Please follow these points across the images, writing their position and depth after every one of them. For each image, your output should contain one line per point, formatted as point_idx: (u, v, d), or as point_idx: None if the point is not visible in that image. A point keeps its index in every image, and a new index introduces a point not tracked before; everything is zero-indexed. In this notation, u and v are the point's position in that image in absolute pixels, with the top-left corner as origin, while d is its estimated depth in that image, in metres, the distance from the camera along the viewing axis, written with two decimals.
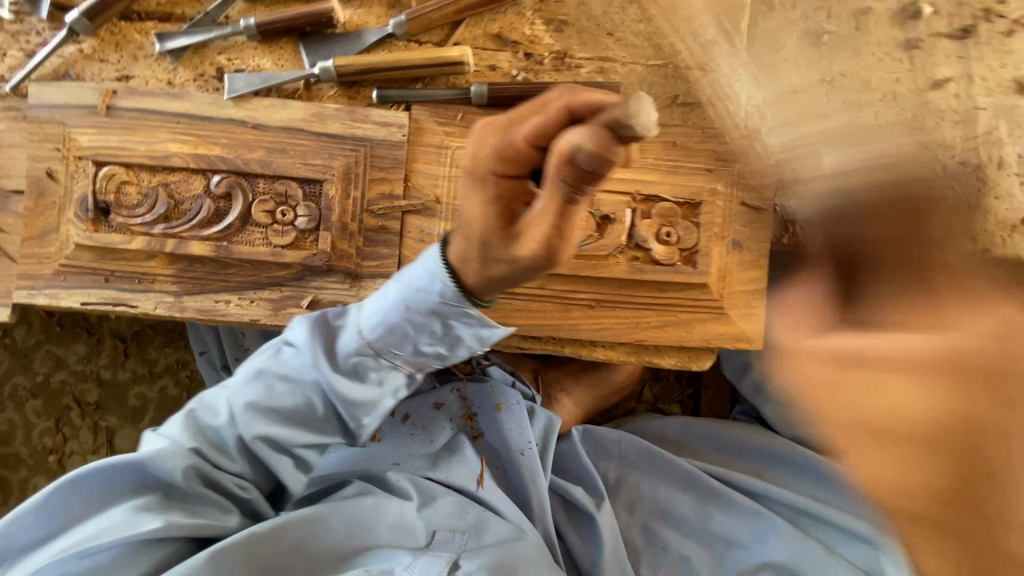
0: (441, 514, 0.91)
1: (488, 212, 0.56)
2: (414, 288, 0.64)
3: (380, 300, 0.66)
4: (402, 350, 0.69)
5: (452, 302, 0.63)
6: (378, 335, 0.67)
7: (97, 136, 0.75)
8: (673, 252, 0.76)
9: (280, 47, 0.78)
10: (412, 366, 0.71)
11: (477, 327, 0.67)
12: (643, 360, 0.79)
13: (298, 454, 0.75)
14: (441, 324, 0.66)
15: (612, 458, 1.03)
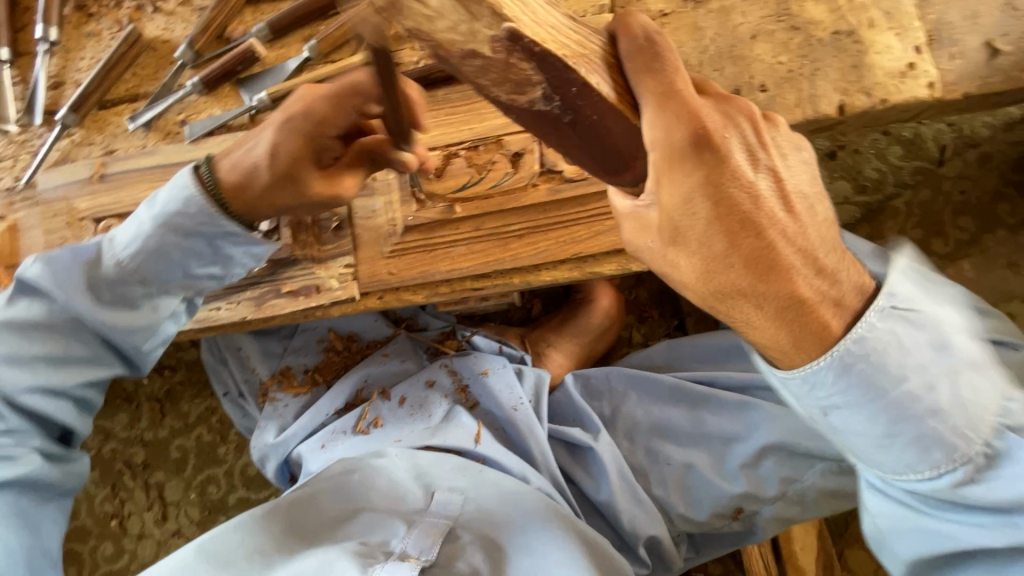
0: (443, 473, 0.93)
1: (274, 152, 0.77)
2: (169, 209, 0.79)
3: (138, 224, 0.80)
4: (172, 275, 0.83)
5: (216, 223, 0.80)
6: (139, 257, 0.80)
7: (94, 199, 0.91)
8: (583, 168, 0.85)
9: (225, 94, 0.94)
10: (186, 290, 0.85)
11: (245, 246, 0.83)
12: (585, 273, 0.86)
13: (77, 395, 0.86)
14: (209, 246, 0.82)
15: (605, 396, 1.08)
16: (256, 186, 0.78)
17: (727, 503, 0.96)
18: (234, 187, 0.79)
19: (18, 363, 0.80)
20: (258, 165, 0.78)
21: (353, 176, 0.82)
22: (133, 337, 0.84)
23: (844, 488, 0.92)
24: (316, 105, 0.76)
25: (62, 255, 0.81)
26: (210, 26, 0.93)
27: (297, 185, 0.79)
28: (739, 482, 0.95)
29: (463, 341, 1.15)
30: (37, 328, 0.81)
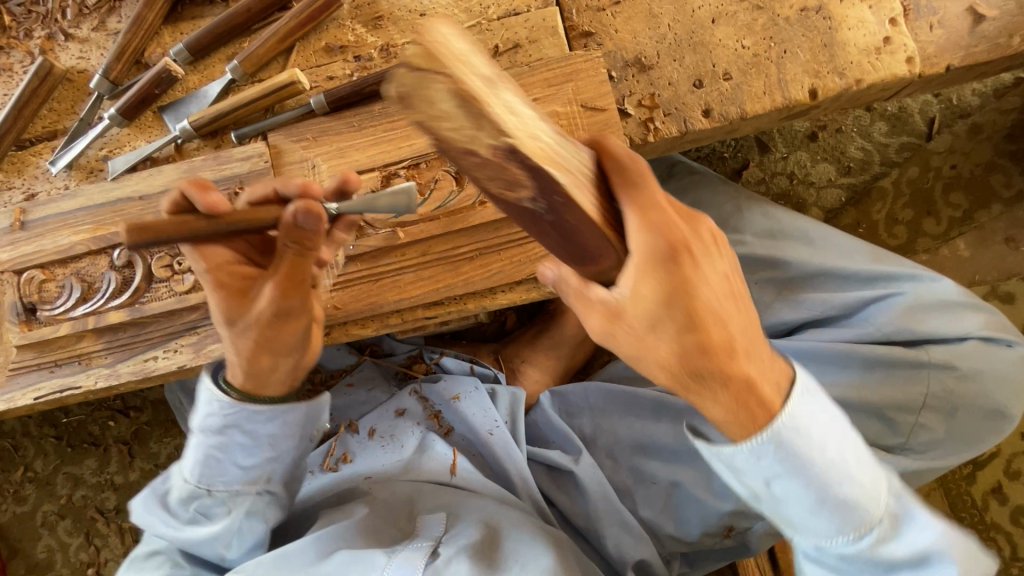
0: (419, 505, 0.89)
1: (222, 315, 0.67)
2: (218, 448, 0.72)
3: (189, 455, 0.73)
4: (231, 475, 0.74)
5: (239, 408, 0.71)
6: (195, 473, 0.73)
7: (14, 249, 0.84)
8: None
9: (148, 124, 0.87)
10: (253, 486, 0.75)
11: (281, 415, 0.73)
12: (546, 293, 0.79)
13: None
14: (244, 433, 0.72)
15: (584, 412, 1.02)
16: (238, 354, 0.69)
17: (717, 521, 0.91)
18: (231, 368, 0.72)
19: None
20: (229, 344, 0.69)
21: (294, 281, 0.64)
22: (217, 548, 0.75)
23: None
24: (209, 254, 0.66)
25: (139, 498, 0.76)
26: (124, 52, 0.86)
27: (261, 330, 0.66)
28: (729, 499, 0.89)
29: (433, 364, 1.08)
30: (150, 555, 0.80)
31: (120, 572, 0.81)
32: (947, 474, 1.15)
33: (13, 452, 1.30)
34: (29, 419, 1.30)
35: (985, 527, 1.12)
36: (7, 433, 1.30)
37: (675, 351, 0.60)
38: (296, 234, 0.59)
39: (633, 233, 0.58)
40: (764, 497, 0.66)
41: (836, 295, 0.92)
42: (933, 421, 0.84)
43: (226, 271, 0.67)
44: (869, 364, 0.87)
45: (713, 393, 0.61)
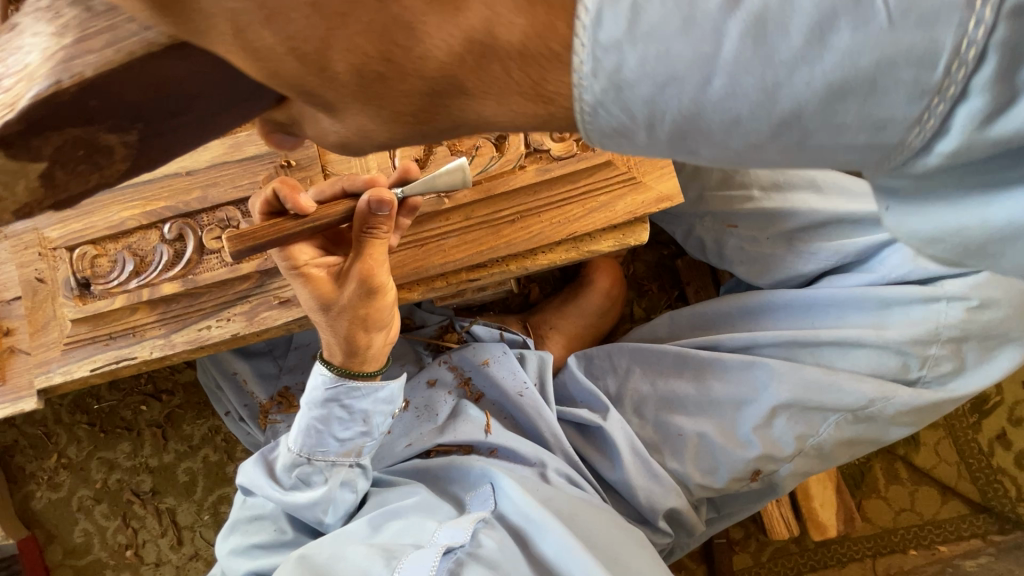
0: (461, 476, 0.94)
1: (313, 302, 0.75)
2: (317, 420, 0.83)
3: (294, 426, 0.85)
4: (330, 446, 0.86)
5: (341, 384, 0.82)
6: (302, 443, 0.85)
7: (64, 226, 0.87)
8: (570, 145, 0.82)
9: None
10: (349, 456, 0.88)
11: (374, 393, 0.84)
12: (584, 253, 0.84)
13: None
14: (344, 409, 0.84)
15: (609, 373, 1.06)
16: (334, 333, 0.79)
17: (745, 467, 0.93)
18: (328, 346, 0.82)
19: (247, 554, 0.89)
20: (323, 327, 0.79)
21: (376, 261, 0.74)
22: (317, 513, 0.86)
23: (858, 435, 0.93)
24: (295, 252, 0.74)
25: (252, 464, 0.90)
26: None
27: (351, 307, 0.76)
28: (754, 445, 0.92)
29: (463, 332, 1.10)
30: (255, 518, 0.92)
31: (227, 536, 0.93)
32: (954, 423, 1.21)
33: (46, 440, 1.31)
34: (60, 407, 1.32)
35: (992, 471, 1.19)
36: (39, 421, 1.31)
37: (455, 51, 0.37)
38: (374, 220, 0.69)
39: (278, 24, 0.37)
40: (683, 109, 0.34)
41: (849, 241, 0.98)
42: (950, 351, 0.89)
43: (310, 264, 0.75)
44: (885, 303, 0.93)
45: (525, 72, 0.37)
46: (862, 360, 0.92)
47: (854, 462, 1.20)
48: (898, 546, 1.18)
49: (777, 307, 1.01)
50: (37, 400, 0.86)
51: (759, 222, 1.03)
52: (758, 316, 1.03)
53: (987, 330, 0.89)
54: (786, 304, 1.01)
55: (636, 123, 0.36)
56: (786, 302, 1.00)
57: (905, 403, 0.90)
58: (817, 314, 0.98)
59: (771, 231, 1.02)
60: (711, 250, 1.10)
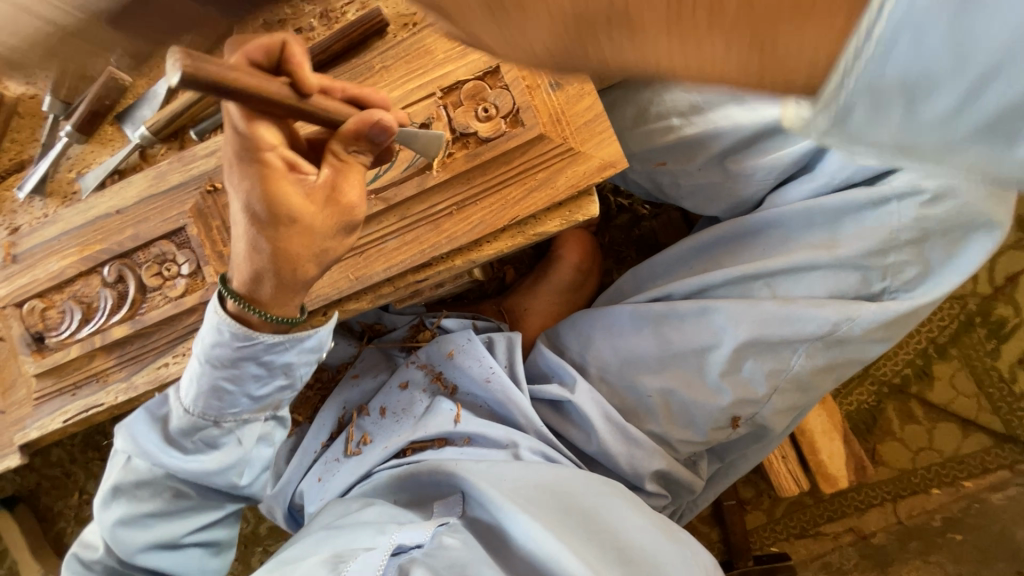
0: (432, 476, 0.89)
1: (261, 209, 0.62)
2: (225, 375, 0.72)
3: (193, 379, 0.74)
4: (242, 406, 0.76)
5: (257, 338, 0.70)
6: (206, 405, 0.75)
7: (12, 283, 0.86)
8: (497, 124, 0.76)
9: (109, 137, 0.88)
10: (264, 411, 0.79)
11: (293, 347, 0.74)
12: (531, 237, 0.78)
13: (191, 538, 0.87)
14: (259, 365, 0.73)
15: (572, 342, 1.00)
16: (273, 254, 0.63)
17: (722, 415, 0.88)
18: (256, 271, 0.66)
19: (143, 521, 0.82)
20: (256, 241, 0.64)
21: (350, 188, 0.64)
22: (231, 476, 0.82)
23: (836, 360, 0.86)
24: (260, 131, 0.60)
25: (135, 419, 0.80)
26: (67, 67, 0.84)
27: (308, 225, 0.63)
28: (725, 392, 0.87)
29: (434, 328, 1.07)
30: (141, 485, 0.81)
31: (106, 506, 0.82)
32: (970, 352, 1.13)
33: (65, 479, 1.36)
34: (73, 447, 1.36)
35: (1015, 399, 1.11)
36: (56, 462, 1.36)
37: None
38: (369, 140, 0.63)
39: None
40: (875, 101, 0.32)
41: (785, 151, 0.86)
42: (911, 255, 0.81)
43: (273, 152, 0.62)
44: (835, 216, 0.84)
45: None
46: (819, 283, 0.85)
47: (863, 406, 1.14)
48: (920, 487, 1.13)
49: (726, 241, 0.93)
50: (19, 456, 0.87)
51: (686, 153, 0.91)
52: (715, 255, 0.94)
53: (950, 223, 0.78)
54: (737, 236, 0.92)
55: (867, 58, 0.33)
56: (727, 235, 0.93)
57: (871, 321, 0.82)
58: (767, 241, 0.90)
59: (700, 158, 0.90)
60: (650, 187, 1.00)
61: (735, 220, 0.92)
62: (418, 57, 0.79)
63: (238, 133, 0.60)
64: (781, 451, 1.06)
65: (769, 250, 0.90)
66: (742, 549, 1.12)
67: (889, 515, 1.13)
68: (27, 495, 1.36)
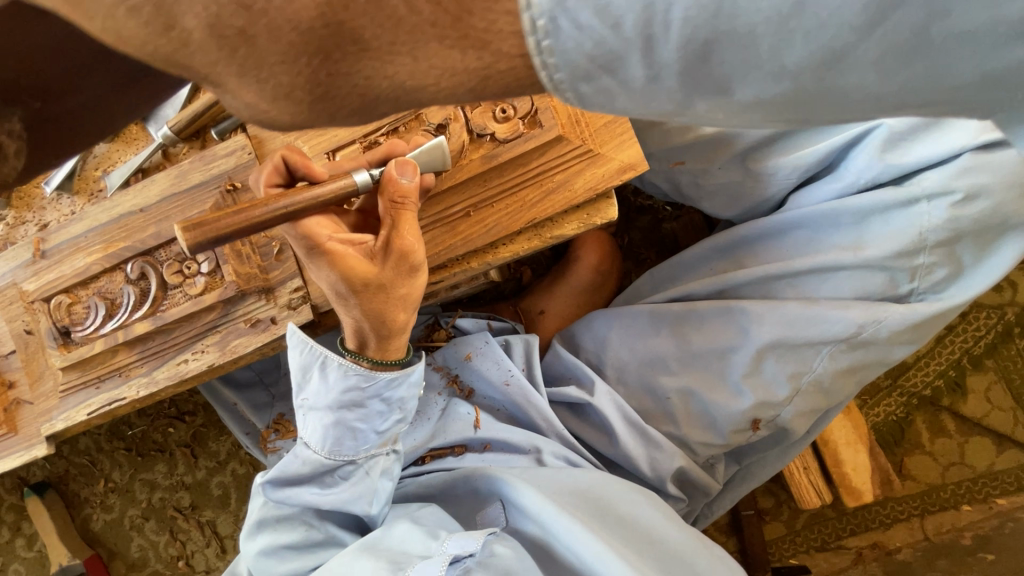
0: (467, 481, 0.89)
1: (343, 287, 0.66)
2: (357, 415, 0.75)
3: (320, 427, 0.75)
4: (370, 441, 0.78)
5: (375, 380, 0.73)
6: (339, 446, 0.77)
7: (40, 278, 0.88)
8: (515, 125, 0.74)
9: (134, 136, 0.90)
10: (387, 446, 0.81)
11: (406, 382, 0.76)
12: (548, 240, 0.77)
13: None
14: (381, 402, 0.76)
15: (589, 342, 0.98)
16: (367, 317, 0.68)
17: (742, 418, 0.86)
18: (357, 335, 0.72)
19: (280, 556, 0.81)
20: (350, 311, 0.69)
21: (409, 236, 0.66)
22: (364, 505, 0.80)
23: (860, 362, 0.83)
24: (311, 228, 0.65)
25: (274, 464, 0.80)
26: None
27: (388, 285, 0.66)
28: (746, 395, 0.85)
29: (450, 328, 1.05)
30: (282, 519, 0.82)
31: (251, 538, 0.83)
32: (1008, 365, 1.08)
33: (92, 467, 1.40)
34: (99, 436, 1.40)
35: None
36: (83, 450, 1.40)
37: None
38: (401, 188, 0.64)
39: None
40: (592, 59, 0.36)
41: (809, 150, 0.84)
42: (940, 257, 0.78)
43: (330, 241, 0.66)
44: (864, 216, 0.81)
45: None
46: (844, 284, 0.82)
47: (891, 418, 1.09)
48: (949, 503, 1.09)
49: (747, 242, 0.90)
50: (45, 446, 0.90)
51: (708, 152, 0.87)
52: (738, 256, 0.91)
53: (981, 225, 0.77)
54: (761, 236, 0.89)
55: (626, 39, 0.35)
56: (749, 236, 0.90)
57: (898, 322, 0.79)
58: (791, 241, 0.87)
59: (722, 157, 0.87)
60: (668, 189, 0.96)
61: (759, 222, 0.88)
62: None
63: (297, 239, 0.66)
64: (803, 462, 1.03)
65: (795, 251, 0.86)
66: (761, 561, 1.09)
67: (915, 531, 1.10)
68: (55, 481, 1.40)
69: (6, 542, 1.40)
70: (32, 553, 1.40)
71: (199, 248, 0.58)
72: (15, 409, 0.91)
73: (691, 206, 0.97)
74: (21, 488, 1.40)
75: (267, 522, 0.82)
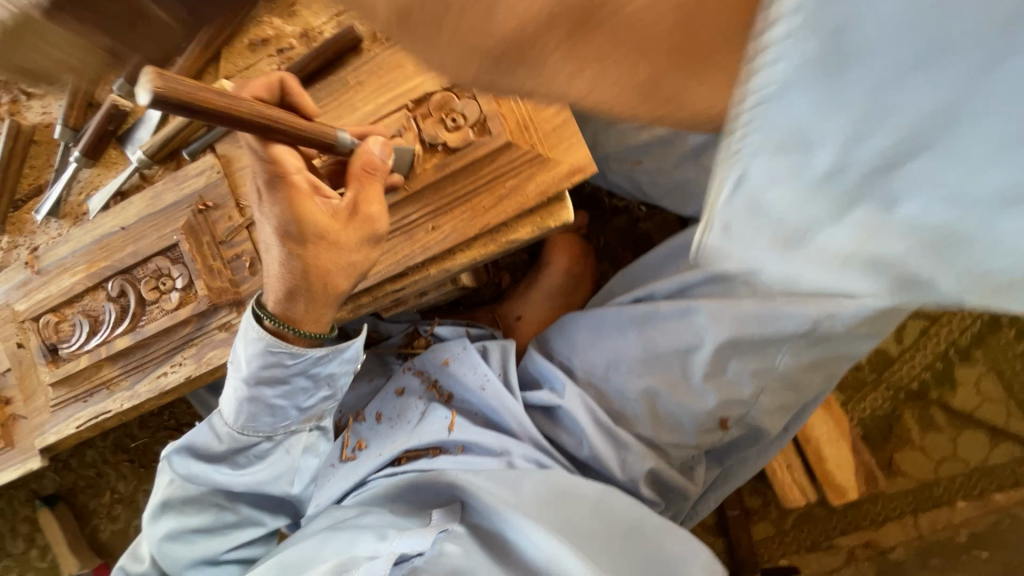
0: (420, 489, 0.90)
1: (290, 226, 0.66)
2: (281, 391, 0.76)
3: (235, 400, 0.77)
4: (291, 418, 0.80)
5: (301, 356, 0.73)
6: (258, 422, 0.79)
7: (30, 299, 0.93)
8: (465, 133, 0.76)
9: (112, 159, 0.94)
10: (310, 421, 0.83)
11: (337, 358, 0.77)
12: (504, 245, 0.78)
13: (228, 554, 0.91)
14: (306, 379, 0.77)
15: (559, 344, 0.99)
16: (303, 270, 0.67)
17: (709, 418, 0.85)
18: (285, 291, 0.70)
19: (187, 537, 0.86)
20: (287, 259, 0.68)
21: (376, 205, 0.68)
22: (281, 485, 0.85)
23: (821, 357, 0.82)
24: (281, 152, 0.66)
25: (183, 445, 0.82)
26: (74, 97, 0.91)
27: (337, 243, 0.67)
28: (710, 394, 0.85)
29: (428, 334, 1.07)
30: (187, 502, 0.85)
31: (155, 522, 0.86)
32: (997, 355, 1.05)
33: (98, 479, 1.45)
34: (104, 449, 1.45)
35: None
36: (90, 463, 1.45)
37: None
38: (377, 161, 0.68)
39: None
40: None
41: None
42: None
43: (297, 172, 0.67)
44: None
45: None
46: None
47: (878, 413, 1.07)
48: (943, 500, 1.06)
49: None
50: (40, 459, 0.94)
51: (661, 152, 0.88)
52: None
53: None
54: None
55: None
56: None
57: (855, 316, 0.76)
58: None
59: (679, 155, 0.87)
60: (631, 188, 0.98)
61: None
62: (390, 72, 0.81)
63: (260, 159, 0.66)
64: (786, 460, 1.01)
65: None
66: (749, 562, 1.07)
67: (909, 529, 1.06)
68: (66, 494, 1.46)
69: (21, 553, 1.46)
70: (46, 563, 1.46)
71: (162, 100, 0.48)
72: (12, 424, 0.95)
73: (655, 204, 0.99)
74: (34, 500, 1.46)
75: (168, 504, 0.85)
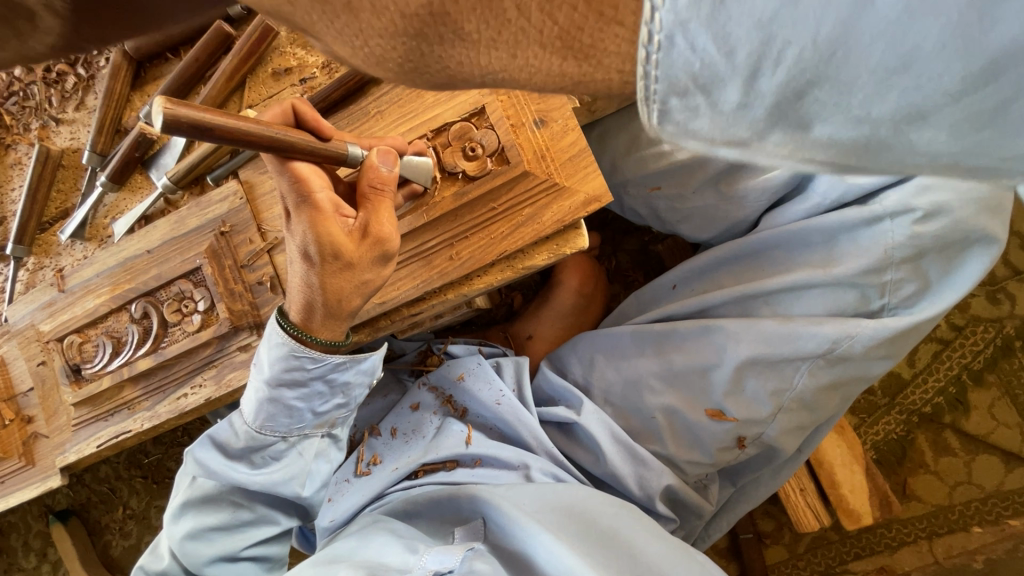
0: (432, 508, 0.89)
1: (317, 247, 0.67)
2: (270, 418, 0.79)
3: (252, 403, 0.78)
4: (305, 421, 0.81)
5: (322, 362, 0.75)
6: (277, 424, 0.79)
7: (55, 320, 0.95)
8: (484, 162, 0.78)
9: (137, 184, 0.96)
10: (323, 427, 0.84)
11: (354, 367, 0.80)
12: (520, 270, 0.80)
13: (247, 555, 0.89)
14: (323, 384, 0.79)
15: (575, 363, 1.00)
16: (322, 289, 0.69)
17: (726, 435, 0.86)
18: (305, 307, 0.72)
19: (207, 537, 0.85)
20: (308, 275, 0.70)
21: (386, 224, 0.69)
22: (295, 487, 0.84)
23: (840, 378, 0.82)
24: (308, 175, 0.68)
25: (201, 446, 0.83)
26: (102, 124, 0.94)
27: (355, 265, 0.68)
28: (728, 411, 0.85)
29: (441, 354, 1.08)
30: (207, 501, 0.85)
31: (176, 522, 0.85)
32: (1011, 379, 1.05)
33: (111, 495, 1.46)
34: (118, 464, 1.46)
35: None
36: (104, 478, 1.46)
37: None
38: (383, 176, 0.68)
39: None
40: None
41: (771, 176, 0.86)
42: (909, 273, 0.77)
43: (321, 194, 0.68)
44: (832, 235, 0.82)
45: None
46: (818, 302, 0.82)
47: (891, 436, 1.07)
48: (959, 525, 1.05)
49: (727, 261, 0.92)
50: (59, 478, 0.95)
51: (677, 178, 0.91)
52: (716, 275, 0.94)
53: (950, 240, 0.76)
54: (737, 256, 0.91)
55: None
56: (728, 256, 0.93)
57: (871, 338, 0.78)
58: (767, 261, 0.89)
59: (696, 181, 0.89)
60: (646, 213, 0.99)
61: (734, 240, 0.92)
62: (410, 102, 0.83)
63: (289, 185, 0.68)
64: (799, 484, 1.01)
65: (770, 267, 0.88)
66: None
67: (924, 555, 1.05)
68: (78, 509, 1.47)
69: (33, 568, 1.47)
70: None
71: (174, 125, 0.52)
72: (32, 443, 0.97)
73: (669, 229, 1.01)
74: (47, 515, 1.47)
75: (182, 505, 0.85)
